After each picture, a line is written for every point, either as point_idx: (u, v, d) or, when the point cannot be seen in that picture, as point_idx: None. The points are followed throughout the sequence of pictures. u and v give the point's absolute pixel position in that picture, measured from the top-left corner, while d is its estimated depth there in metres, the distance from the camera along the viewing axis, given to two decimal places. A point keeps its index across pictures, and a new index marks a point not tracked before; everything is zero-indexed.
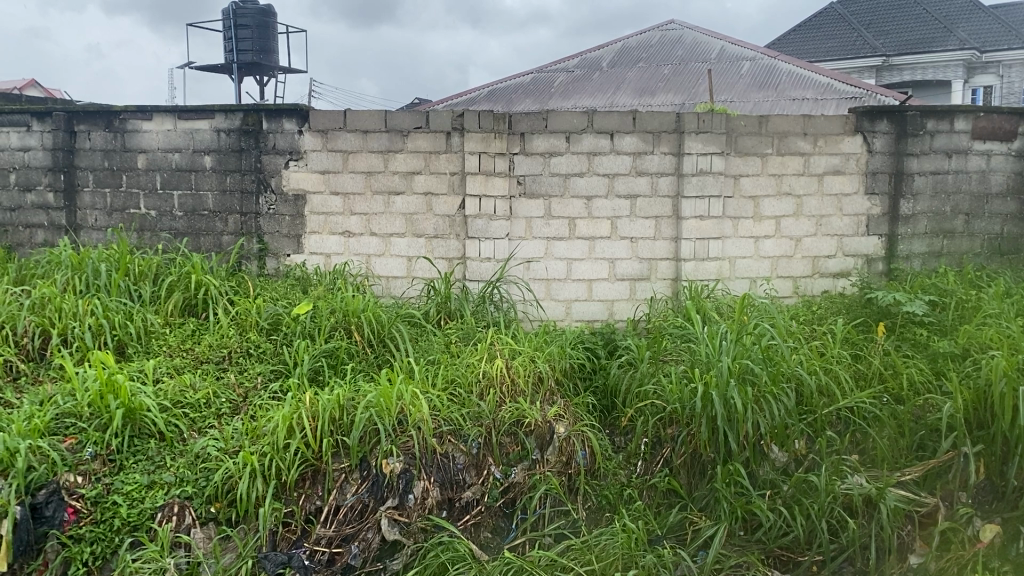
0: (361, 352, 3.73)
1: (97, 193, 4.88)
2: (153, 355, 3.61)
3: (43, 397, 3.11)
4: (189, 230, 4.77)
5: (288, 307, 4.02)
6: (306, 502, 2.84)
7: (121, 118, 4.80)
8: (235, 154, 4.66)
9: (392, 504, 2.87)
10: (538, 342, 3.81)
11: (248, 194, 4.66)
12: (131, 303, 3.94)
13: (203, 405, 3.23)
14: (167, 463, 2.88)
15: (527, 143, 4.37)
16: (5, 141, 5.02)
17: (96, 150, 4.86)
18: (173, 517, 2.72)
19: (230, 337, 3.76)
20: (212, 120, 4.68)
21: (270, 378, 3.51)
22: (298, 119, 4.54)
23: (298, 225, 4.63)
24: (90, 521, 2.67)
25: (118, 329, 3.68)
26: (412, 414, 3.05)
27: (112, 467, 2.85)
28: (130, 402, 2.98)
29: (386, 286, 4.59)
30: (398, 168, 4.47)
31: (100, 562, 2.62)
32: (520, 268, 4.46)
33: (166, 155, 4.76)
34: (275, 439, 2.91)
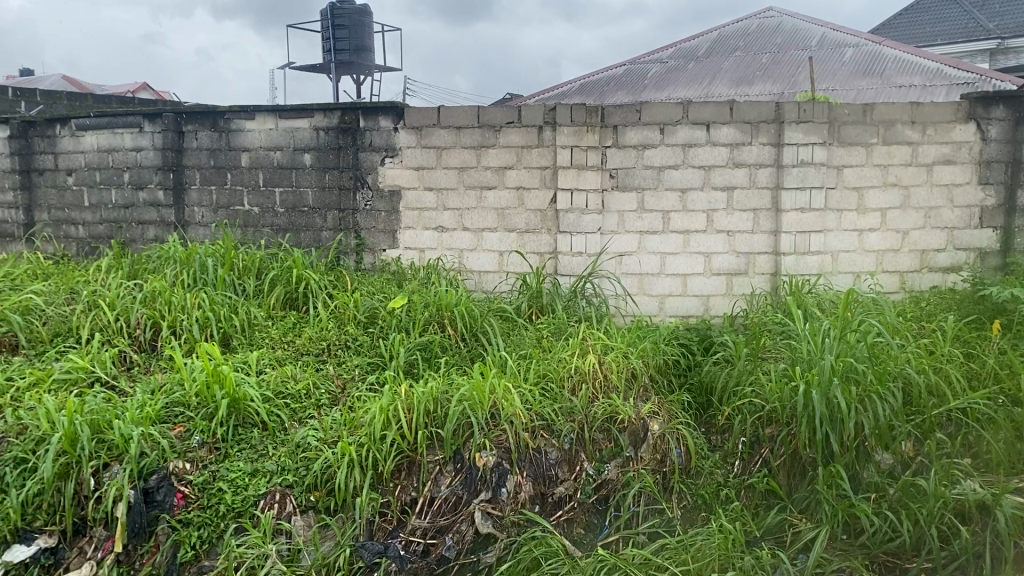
0: (455, 345, 3.77)
1: (204, 190, 5.09)
2: (257, 346, 3.74)
3: (155, 386, 3.25)
4: (291, 226, 4.91)
5: (384, 300, 4.10)
6: (401, 493, 2.88)
7: (226, 118, 4.97)
8: (334, 152, 4.77)
9: (485, 497, 2.89)
10: (631, 337, 3.76)
11: (345, 191, 4.76)
12: (236, 297, 4.09)
13: (304, 396, 3.32)
14: (270, 452, 2.97)
15: (620, 136, 4.32)
16: (119, 142, 5.27)
17: (203, 149, 5.06)
18: (275, 504, 2.80)
19: (329, 330, 3.86)
20: (312, 119, 4.79)
21: (367, 370, 3.58)
22: (393, 115, 4.62)
23: (393, 220, 4.71)
24: (198, 506, 2.78)
25: (224, 321, 3.82)
26: (505, 407, 3.05)
27: (218, 455, 2.96)
28: (235, 392, 3.10)
29: (479, 281, 4.62)
30: (491, 163, 4.49)
31: (207, 546, 2.71)
32: (613, 262, 4.41)
33: (268, 153, 4.91)
34: (372, 431, 2.96)
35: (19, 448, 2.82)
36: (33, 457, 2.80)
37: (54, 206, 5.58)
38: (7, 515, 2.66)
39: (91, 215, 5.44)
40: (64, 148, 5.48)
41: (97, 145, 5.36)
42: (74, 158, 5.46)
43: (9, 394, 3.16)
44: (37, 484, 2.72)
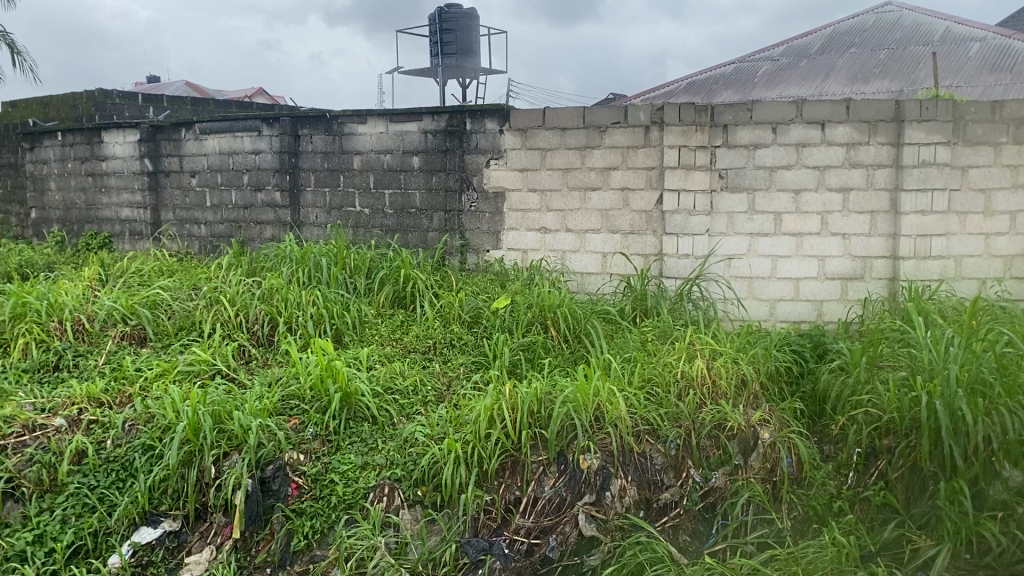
0: (559, 346, 3.77)
1: (318, 192, 5.27)
2: (367, 343, 3.84)
3: (272, 379, 3.38)
4: (399, 226, 5.02)
5: (488, 300, 4.14)
6: (506, 491, 2.90)
7: (340, 122, 5.13)
8: (441, 154, 4.84)
9: (589, 500, 2.88)
10: (741, 343, 3.68)
11: (452, 192, 4.83)
12: (348, 295, 4.23)
13: (412, 392, 3.39)
14: (379, 446, 3.05)
15: (730, 136, 4.23)
16: (239, 145, 5.50)
17: (318, 152, 5.23)
18: (383, 498, 2.87)
19: (435, 329, 3.93)
20: (421, 122, 4.88)
21: (472, 368, 3.62)
22: (500, 117, 4.66)
23: (497, 221, 4.76)
24: (310, 497, 2.87)
25: (336, 318, 3.95)
26: (610, 410, 3.03)
27: (330, 447, 3.05)
28: (347, 387, 3.21)
29: (581, 282, 4.61)
30: (595, 164, 4.47)
31: (319, 535, 2.80)
32: (722, 265, 4.33)
33: (378, 156, 5.03)
34: (478, 429, 2.98)
35: (148, 435, 3.00)
36: (160, 444, 2.96)
37: (179, 206, 5.87)
38: (136, 498, 2.83)
39: (213, 215, 5.70)
40: (188, 151, 5.76)
41: (219, 148, 5.61)
42: (197, 161, 5.73)
43: (139, 384, 3.36)
44: (163, 470, 2.88)
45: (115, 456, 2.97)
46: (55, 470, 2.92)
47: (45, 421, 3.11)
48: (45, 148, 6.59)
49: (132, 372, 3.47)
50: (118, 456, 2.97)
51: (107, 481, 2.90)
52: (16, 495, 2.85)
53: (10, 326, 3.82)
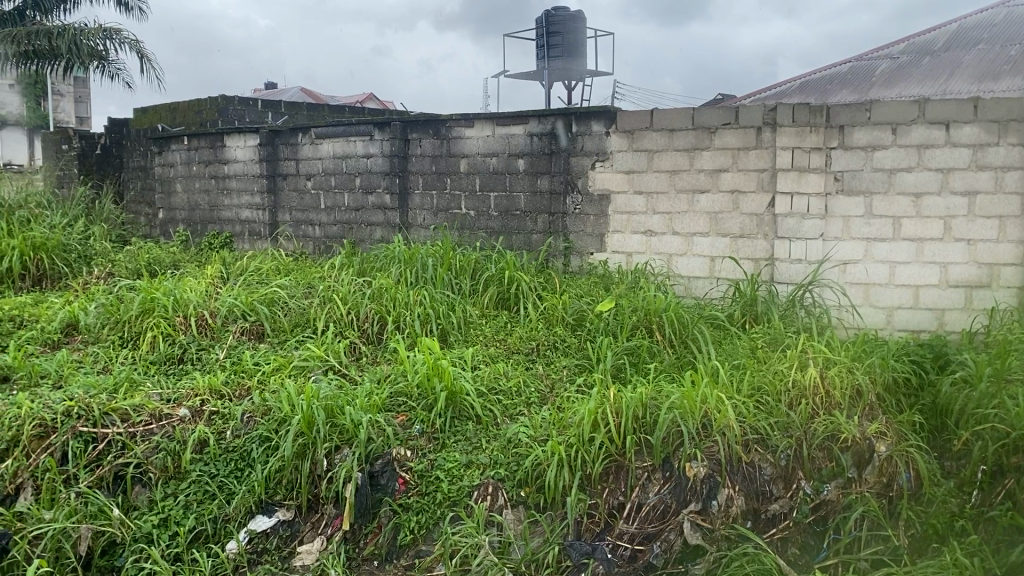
0: (663, 350, 3.72)
1: (426, 195, 5.38)
2: (472, 343, 3.90)
3: (380, 375, 3.48)
4: (504, 228, 5.07)
5: (592, 303, 4.13)
6: (610, 496, 2.88)
7: (448, 126, 5.22)
8: (546, 157, 4.86)
9: (695, 508, 2.83)
10: (856, 352, 3.55)
11: (557, 194, 4.84)
12: (454, 295, 4.31)
13: (515, 393, 3.42)
14: (483, 445, 3.09)
15: (847, 137, 4.09)
16: (352, 149, 5.67)
17: (426, 155, 5.34)
18: (487, 497, 2.89)
19: (539, 330, 3.96)
20: (527, 125, 4.91)
21: (575, 371, 3.62)
22: (606, 119, 4.64)
23: (602, 223, 4.74)
24: (416, 493, 2.93)
25: (443, 318, 4.03)
26: (718, 418, 2.98)
27: (435, 444, 3.11)
28: (452, 386, 3.27)
29: (688, 286, 4.54)
30: (704, 166, 4.40)
31: (424, 531, 2.84)
32: (837, 270, 4.20)
33: (485, 159, 5.08)
34: (581, 432, 2.97)
35: (265, 427, 3.13)
36: (276, 436, 3.09)
37: (295, 208, 6.10)
38: (253, 487, 2.97)
39: (326, 216, 5.90)
40: (304, 155, 5.98)
41: (332, 152, 5.80)
42: (312, 164, 5.94)
43: (256, 378, 3.51)
44: (278, 461, 3.00)
45: (234, 446, 3.11)
46: (179, 457, 3.09)
47: (171, 411, 3.29)
48: (172, 151, 6.96)
49: (250, 366, 3.63)
50: (236, 446, 3.11)
51: (226, 470, 3.05)
52: (145, 480, 3.06)
53: (140, 321, 4.06)
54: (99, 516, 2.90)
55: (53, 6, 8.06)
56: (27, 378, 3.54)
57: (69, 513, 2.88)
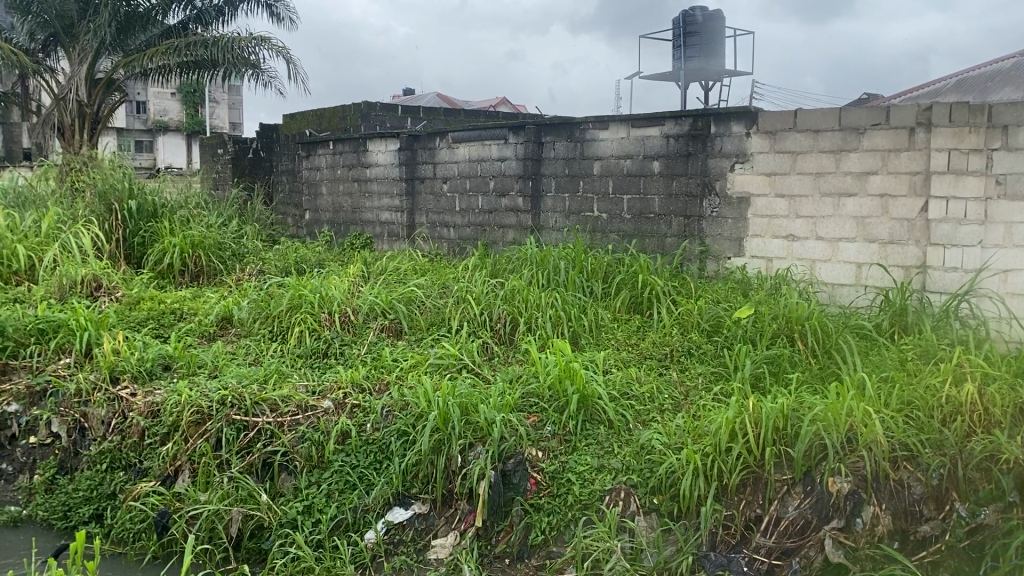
0: (805, 360, 3.58)
1: (559, 198, 5.40)
2: (603, 346, 3.88)
3: (513, 376, 3.52)
4: (638, 231, 5.02)
5: (730, 309, 4.03)
6: (746, 508, 2.80)
7: (582, 128, 5.22)
8: (683, 159, 4.79)
9: (837, 525, 2.73)
10: (1019, 367, 3.32)
11: (693, 197, 4.76)
12: (586, 297, 4.31)
13: (648, 399, 3.38)
14: (615, 450, 3.06)
15: (1011, 138, 3.77)
16: (487, 152, 5.76)
17: (560, 158, 5.36)
18: (619, 501, 2.87)
19: (673, 335, 3.92)
20: (663, 126, 4.85)
21: (711, 379, 3.53)
22: (747, 121, 4.52)
23: (741, 227, 4.62)
24: (548, 493, 2.94)
25: (574, 321, 4.03)
26: (864, 432, 2.85)
27: (567, 446, 3.10)
28: (584, 389, 3.26)
29: (832, 294, 4.36)
30: (851, 169, 4.22)
31: (556, 532, 2.85)
32: (996, 280, 3.89)
33: (619, 161, 5.06)
34: (718, 441, 2.90)
35: (403, 421, 3.21)
36: (413, 431, 3.16)
37: (431, 210, 6.26)
38: (391, 480, 3.06)
39: (461, 219, 6.03)
40: (441, 159, 6.13)
41: (468, 156, 5.92)
42: (448, 168, 6.08)
43: (395, 373, 3.62)
44: (415, 455, 3.08)
45: (373, 438, 3.22)
46: (322, 447, 3.23)
47: (315, 403, 3.43)
48: (318, 155, 7.29)
49: (389, 362, 3.75)
50: (375, 439, 3.22)
51: (366, 461, 3.16)
52: (291, 468, 3.23)
53: (288, 316, 4.28)
54: (248, 500, 3.11)
55: (213, 18, 8.56)
56: (186, 367, 3.80)
57: (222, 496, 3.13)
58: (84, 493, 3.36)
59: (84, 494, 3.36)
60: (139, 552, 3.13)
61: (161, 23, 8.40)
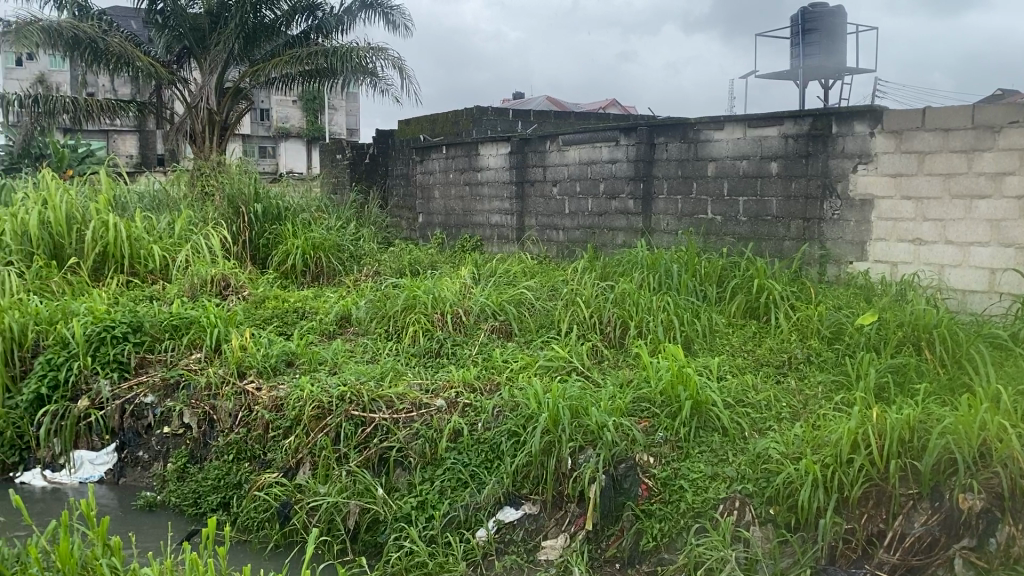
0: (934, 370, 3.42)
1: (671, 200, 5.34)
2: (717, 352, 3.81)
3: (624, 380, 3.50)
4: (754, 234, 4.91)
5: (852, 315, 3.90)
6: (868, 522, 2.72)
7: (696, 129, 5.14)
8: (802, 160, 4.64)
9: (969, 544, 2.60)
10: None
11: (812, 199, 4.62)
12: (699, 302, 4.26)
13: (765, 407, 3.29)
14: (730, 459, 2.99)
15: None
16: (598, 154, 5.75)
17: (673, 160, 5.30)
18: (733, 511, 2.80)
19: (791, 342, 3.81)
20: (782, 126, 4.71)
21: (831, 388, 3.40)
22: (871, 120, 4.35)
23: (863, 231, 4.45)
24: (660, 500, 2.89)
25: (687, 326, 3.97)
26: (999, 447, 2.67)
27: (680, 453, 3.06)
28: (698, 395, 3.21)
29: (962, 301, 4.15)
30: (985, 169, 4.00)
31: (668, 539, 2.81)
32: None
33: (734, 162, 4.96)
34: (839, 452, 2.80)
35: (513, 422, 3.23)
36: (523, 431, 3.18)
37: (541, 213, 6.29)
38: (502, 480, 3.09)
39: (571, 221, 6.04)
40: (551, 161, 6.15)
41: (579, 158, 5.91)
42: (559, 170, 6.09)
43: (505, 374, 3.66)
44: (525, 456, 3.09)
45: (483, 438, 3.26)
46: (435, 444, 3.30)
47: (429, 401, 3.50)
48: (431, 160, 7.45)
49: (499, 363, 3.79)
50: (486, 438, 3.26)
51: (478, 460, 3.20)
52: (406, 463, 3.32)
53: (403, 316, 4.39)
54: (366, 493, 3.22)
55: (333, 28, 8.88)
56: (307, 364, 3.95)
57: (341, 489, 3.25)
58: (212, 481, 3.54)
59: (212, 483, 3.53)
60: (263, 541, 3.26)
61: (285, 34, 8.85)
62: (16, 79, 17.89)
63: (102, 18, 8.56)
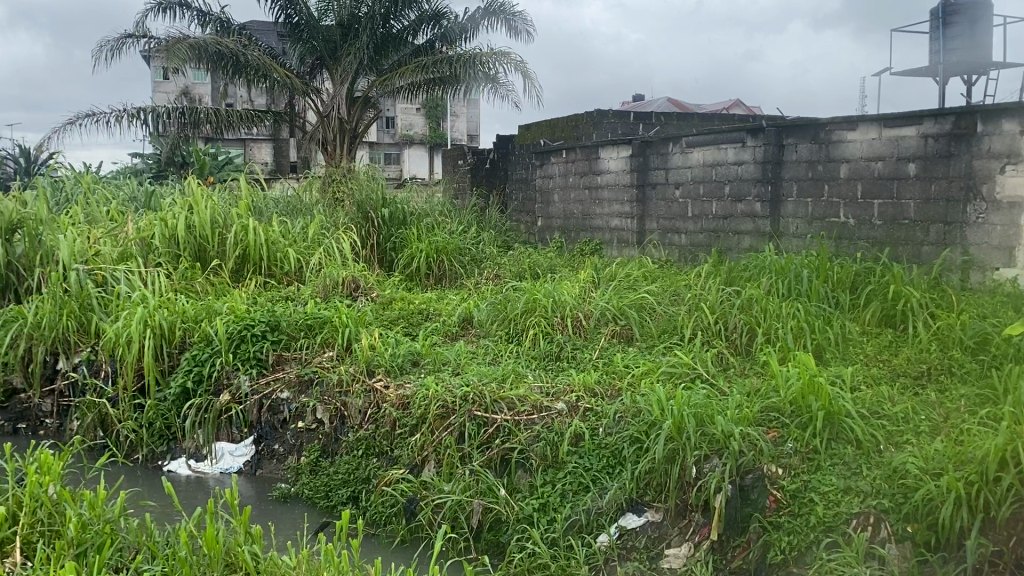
0: None
1: (800, 203, 5.18)
2: (851, 362, 3.66)
3: (751, 389, 3.43)
4: (890, 238, 4.70)
5: (999, 324, 3.69)
6: (1018, 545, 2.55)
7: (827, 129, 4.98)
8: (943, 161, 4.43)
9: None
10: None
11: (954, 202, 4.39)
12: (831, 309, 4.12)
13: (902, 420, 3.14)
14: (864, 472, 2.84)
15: None
16: (724, 156, 5.64)
17: (803, 161, 5.14)
18: (868, 527, 2.70)
19: (931, 352, 3.63)
20: (921, 125, 4.50)
21: (975, 403, 3.21)
22: (1021, 117, 4.07)
23: (1011, 235, 4.16)
24: (788, 512, 2.79)
25: (817, 333, 3.85)
26: None
27: (810, 465, 2.93)
28: (831, 405, 3.09)
29: None
30: None
31: (796, 553, 2.72)
32: None
33: (869, 164, 4.77)
34: (984, 469, 2.65)
35: (635, 428, 3.21)
36: (646, 438, 3.16)
37: (663, 216, 6.23)
38: (624, 485, 3.08)
39: (694, 225, 5.95)
40: (675, 164, 6.07)
41: (703, 160, 5.82)
42: (682, 173, 6.02)
43: (628, 379, 3.64)
44: (648, 463, 3.07)
45: (606, 442, 3.25)
46: (557, 447, 3.32)
47: (550, 404, 3.53)
48: (552, 163, 7.49)
49: (621, 368, 3.78)
50: (609, 443, 3.25)
51: (599, 464, 3.20)
52: (527, 465, 3.35)
53: (523, 318, 4.45)
54: (488, 493, 3.28)
55: (457, 36, 9.07)
56: (432, 363, 4.05)
57: (465, 488, 3.32)
58: (342, 476, 3.68)
59: (342, 477, 3.67)
60: (390, 536, 3.37)
61: (411, 43, 9.12)
62: (164, 91, 19.17)
63: (242, 31, 9.02)
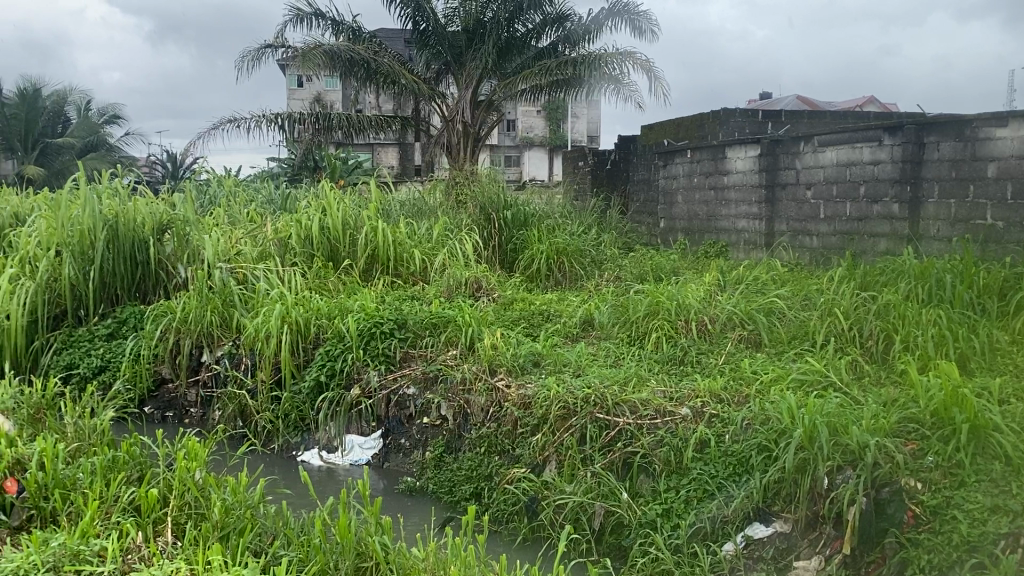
0: None
1: (943, 203, 4.91)
2: (999, 372, 3.42)
3: (887, 399, 3.28)
4: None
5: None
6: None
7: (974, 126, 4.71)
8: None
9: None
10: None
11: None
12: (977, 316, 3.88)
13: None
14: (1014, 491, 2.60)
15: None
16: (859, 155, 5.42)
17: (945, 160, 4.88)
18: (1018, 548, 2.48)
19: None
20: None
21: None
22: None
23: None
24: (929, 529, 2.65)
25: (961, 342, 3.62)
26: None
27: (952, 480, 2.74)
28: (976, 418, 2.89)
29: None
30: None
31: (937, 572, 2.55)
32: None
33: (1021, 162, 4.48)
34: None
35: (765, 436, 3.13)
36: (775, 447, 3.08)
37: (793, 218, 6.06)
38: (751, 494, 3.01)
39: (827, 227, 5.74)
40: (806, 164, 5.89)
41: (836, 160, 5.62)
42: (814, 173, 5.82)
43: (755, 386, 3.55)
44: (778, 472, 2.99)
45: (733, 450, 3.19)
46: (681, 453, 3.28)
47: (674, 409, 3.48)
48: (676, 164, 7.41)
49: (748, 374, 3.70)
50: (736, 450, 3.18)
51: (725, 471, 3.13)
52: (650, 470, 3.33)
53: (646, 321, 4.43)
54: (610, 496, 3.28)
55: (580, 38, 9.06)
56: (553, 364, 4.06)
57: (586, 490, 3.33)
58: (466, 472, 3.76)
59: (466, 473, 3.75)
60: (511, 534, 3.42)
61: (535, 46, 9.19)
62: (299, 99, 20.12)
63: (372, 39, 9.33)
